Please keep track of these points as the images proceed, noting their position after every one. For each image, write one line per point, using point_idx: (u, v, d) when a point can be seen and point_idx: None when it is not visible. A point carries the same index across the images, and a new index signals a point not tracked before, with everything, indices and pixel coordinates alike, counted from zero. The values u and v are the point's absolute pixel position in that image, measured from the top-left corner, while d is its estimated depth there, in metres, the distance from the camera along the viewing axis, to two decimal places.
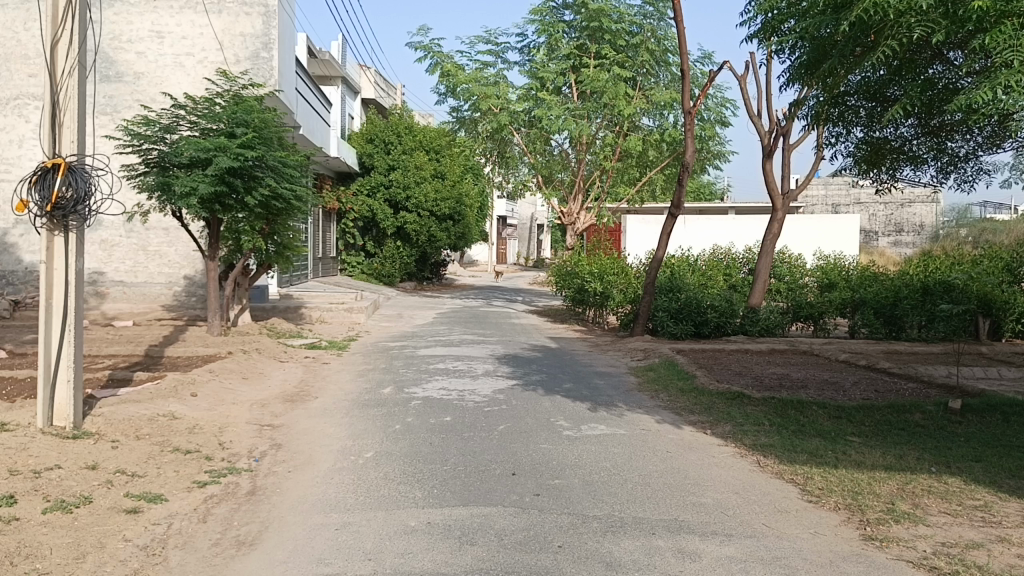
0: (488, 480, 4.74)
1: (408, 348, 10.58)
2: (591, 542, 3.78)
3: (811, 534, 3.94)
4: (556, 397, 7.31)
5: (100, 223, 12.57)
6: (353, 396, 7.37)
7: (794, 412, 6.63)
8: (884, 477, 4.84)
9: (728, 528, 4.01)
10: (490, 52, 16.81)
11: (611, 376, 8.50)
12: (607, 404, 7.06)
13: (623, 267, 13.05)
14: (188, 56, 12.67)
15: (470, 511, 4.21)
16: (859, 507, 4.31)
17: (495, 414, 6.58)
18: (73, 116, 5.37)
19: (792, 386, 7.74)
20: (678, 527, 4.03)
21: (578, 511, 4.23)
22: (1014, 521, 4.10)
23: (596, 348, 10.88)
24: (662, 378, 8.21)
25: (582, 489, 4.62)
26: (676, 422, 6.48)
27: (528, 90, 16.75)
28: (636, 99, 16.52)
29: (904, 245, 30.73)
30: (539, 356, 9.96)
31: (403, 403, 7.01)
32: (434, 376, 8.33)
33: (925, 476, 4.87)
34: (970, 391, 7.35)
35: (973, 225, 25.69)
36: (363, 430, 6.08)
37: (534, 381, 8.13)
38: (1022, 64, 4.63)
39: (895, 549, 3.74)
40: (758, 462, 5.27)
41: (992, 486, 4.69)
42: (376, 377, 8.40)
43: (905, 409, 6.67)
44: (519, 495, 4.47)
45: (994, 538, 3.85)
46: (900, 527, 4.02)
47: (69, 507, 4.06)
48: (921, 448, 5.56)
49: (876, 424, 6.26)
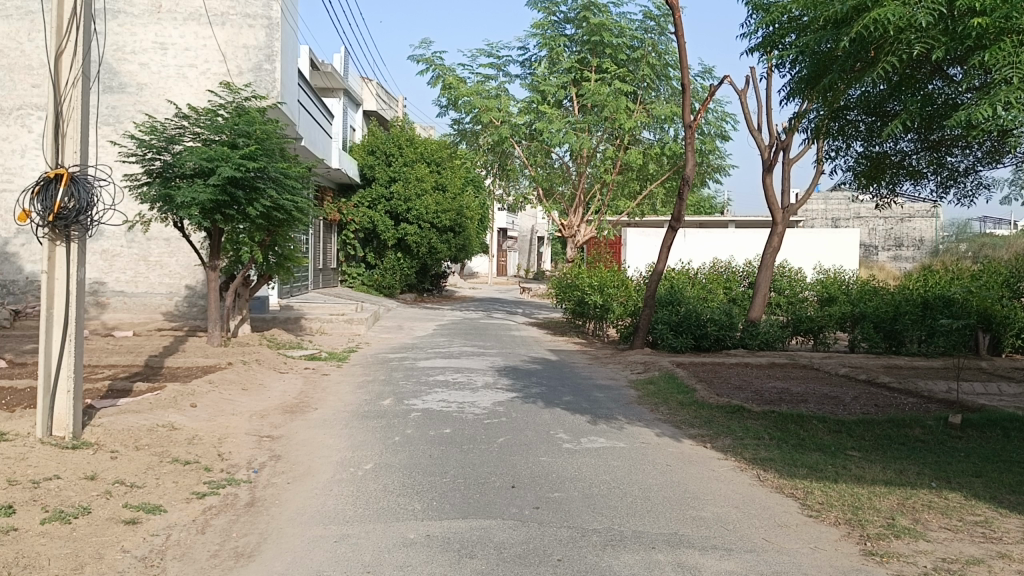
0: (487, 493, 4.74)
1: (409, 360, 10.57)
2: (590, 556, 3.77)
3: (811, 549, 3.93)
4: (556, 409, 7.30)
5: (101, 233, 12.60)
6: (352, 408, 7.37)
7: (794, 426, 6.63)
8: (884, 492, 4.83)
9: (728, 542, 4.00)
10: (491, 65, 16.85)
11: (611, 389, 8.49)
12: (607, 417, 7.05)
13: (623, 280, 13.06)
14: (191, 68, 12.73)
15: (469, 523, 4.20)
16: (859, 522, 4.30)
17: (495, 426, 6.58)
18: (76, 127, 5.39)
19: (792, 400, 7.73)
20: (678, 541, 4.01)
21: (578, 524, 4.22)
22: (1014, 538, 4.08)
23: (597, 361, 10.88)
24: (663, 391, 8.20)
25: (582, 502, 4.61)
26: (676, 435, 6.47)
27: (529, 103, 16.81)
28: (636, 113, 16.57)
29: (904, 260, 30.76)
30: (539, 368, 9.96)
31: (403, 415, 7.01)
32: (434, 388, 8.33)
33: (925, 491, 4.86)
34: (970, 405, 7.34)
35: (973, 239, 25.70)
36: (362, 441, 6.07)
37: (533, 393, 8.13)
38: (1022, 81, 4.65)
39: (895, 564, 3.73)
40: (758, 476, 5.26)
41: (992, 502, 4.68)
42: (376, 388, 8.39)
43: (904, 423, 6.66)
44: (519, 508, 4.46)
45: (995, 554, 3.84)
46: (900, 542, 4.01)
47: (68, 518, 4.05)
48: (921, 463, 5.55)
49: (876, 438, 6.25)
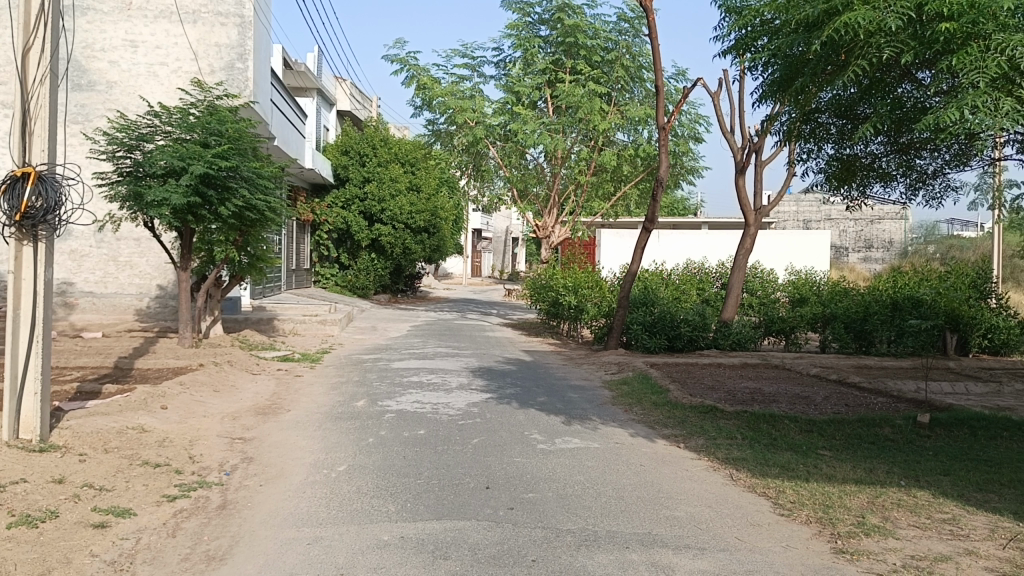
0: (462, 494, 4.73)
1: (383, 361, 10.53)
2: (565, 556, 3.78)
3: (783, 547, 3.97)
4: (531, 410, 7.31)
5: (70, 233, 12.40)
6: (326, 409, 7.32)
7: (766, 425, 6.69)
8: (854, 491, 4.89)
9: (702, 542, 4.03)
10: (466, 66, 16.82)
11: (585, 390, 8.52)
12: (581, 417, 7.07)
13: (598, 280, 13.11)
14: (162, 66, 12.59)
15: (444, 524, 4.19)
16: (830, 521, 4.35)
17: (470, 427, 6.56)
18: (44, 124, 5.31)
19: (764, 400, 7.80)
20: (652, 540, 4.04)
21: (552, 524, 4.23)
22: (981, 535, 4.15)
23: (571, 361, 10.92)
24: (637, 391, 8.24)
25: (557, 502, 4.62)
26: (650, 435, 6.51)
27: (503, 104, 16.82)
28: (611, 114, 16.65)
29: (873, 261, 31.19)
30: (514, 369, 9.97)
31: (378, 416, 6.98)
32: (409, 389, 8.31)
33: (894, 490, 4.92)
34: (938, 405, 7.47)
35: (940, 241, 26.13)
36: (336, 443, 6.03)
37: (508, 394, 8.13)
38: (988, 85, 4.76)
39: (865, 562, 3.78)
40: (731, 476, 5.30)
41: (960, 500, 4.76)
42: (350, 390, 8.35)
43: (874, 423, 6.75)
44: (494, 509, 4.46)
45: (962, 551, 3.90)
46: (870, 540, 4.06)
47: (35, 522, 3.98)
48: (890, 461, 5.62)
49: (847, 437, 6.32)
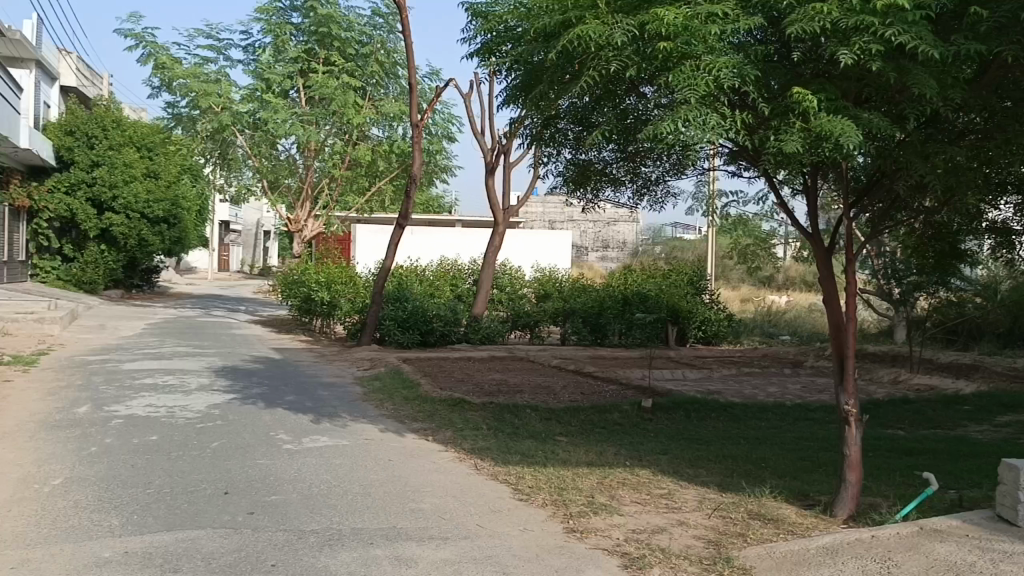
0: (197, 502, 4.45)
1: (112, 362, 9.67)
2: (306, 558, 3.69)
3: (520, 531, 4.16)
4: (277, 410, 7.05)
5: None
6: (40, 418, 6.57)
7: (510, 416, 6.98)
8: (586, 473, 5.24)
9: (444, 532, 4.11)
10: (210, 48, 15.87)
11: (335, 387, 8.39)
12: (329, 415, 6.95)
13: (351, 276, 12.98)
14: None
15: (175, 536, 3.93)
16: (563, 502, 4.62)
17: (209, 430, 6.21)
18: None
19: (509, 391, 8.14)
20: (395, 534, 4.05)
21: (294, 526, 4.11)
22: (692, 506, 4.62)
23: (322, 358, 10.70)
24: (387, 387, 8.25)
25: (300, 503, 4.49)
26: (399, 430, 6.54)
27: (252, 91, 16.10)
28: (365, 108, 16.53)
29: (611, 260, 33.66)
30: (260, 368, 9.57)
31: (102, 423, 6.38)
32: (141, 393, 7.69)
33: (620, 470, 5.34)
34: (660, 391, 8.22)
35: (667, 243, 28.81)
36: (51, 454, 5.43)
37: (253, 394, 7.78)
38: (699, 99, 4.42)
39: (593, 538, 4.06)
40: (475, 466, 5.46)
41: (675, 475, 5.27)
42: (70, 395, 7.56)
43: (606, 409, 7.29)
44: (231, 515, 4.24)
45: (676, 522, 4.32)
46: (598, 517, 4.37)
47: None
48: (618, 444, 6.10)
49: (582, 423, 6.76)
